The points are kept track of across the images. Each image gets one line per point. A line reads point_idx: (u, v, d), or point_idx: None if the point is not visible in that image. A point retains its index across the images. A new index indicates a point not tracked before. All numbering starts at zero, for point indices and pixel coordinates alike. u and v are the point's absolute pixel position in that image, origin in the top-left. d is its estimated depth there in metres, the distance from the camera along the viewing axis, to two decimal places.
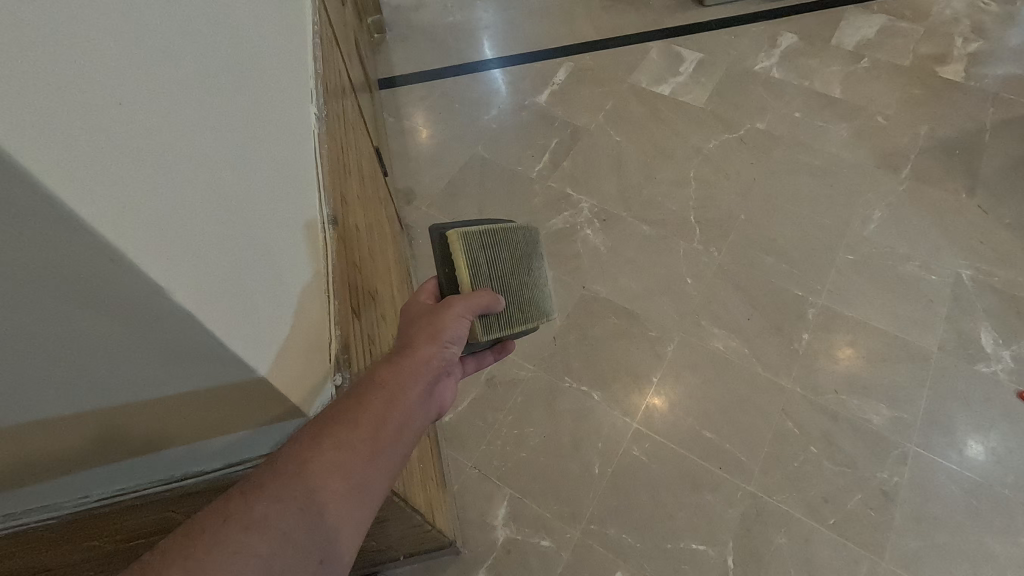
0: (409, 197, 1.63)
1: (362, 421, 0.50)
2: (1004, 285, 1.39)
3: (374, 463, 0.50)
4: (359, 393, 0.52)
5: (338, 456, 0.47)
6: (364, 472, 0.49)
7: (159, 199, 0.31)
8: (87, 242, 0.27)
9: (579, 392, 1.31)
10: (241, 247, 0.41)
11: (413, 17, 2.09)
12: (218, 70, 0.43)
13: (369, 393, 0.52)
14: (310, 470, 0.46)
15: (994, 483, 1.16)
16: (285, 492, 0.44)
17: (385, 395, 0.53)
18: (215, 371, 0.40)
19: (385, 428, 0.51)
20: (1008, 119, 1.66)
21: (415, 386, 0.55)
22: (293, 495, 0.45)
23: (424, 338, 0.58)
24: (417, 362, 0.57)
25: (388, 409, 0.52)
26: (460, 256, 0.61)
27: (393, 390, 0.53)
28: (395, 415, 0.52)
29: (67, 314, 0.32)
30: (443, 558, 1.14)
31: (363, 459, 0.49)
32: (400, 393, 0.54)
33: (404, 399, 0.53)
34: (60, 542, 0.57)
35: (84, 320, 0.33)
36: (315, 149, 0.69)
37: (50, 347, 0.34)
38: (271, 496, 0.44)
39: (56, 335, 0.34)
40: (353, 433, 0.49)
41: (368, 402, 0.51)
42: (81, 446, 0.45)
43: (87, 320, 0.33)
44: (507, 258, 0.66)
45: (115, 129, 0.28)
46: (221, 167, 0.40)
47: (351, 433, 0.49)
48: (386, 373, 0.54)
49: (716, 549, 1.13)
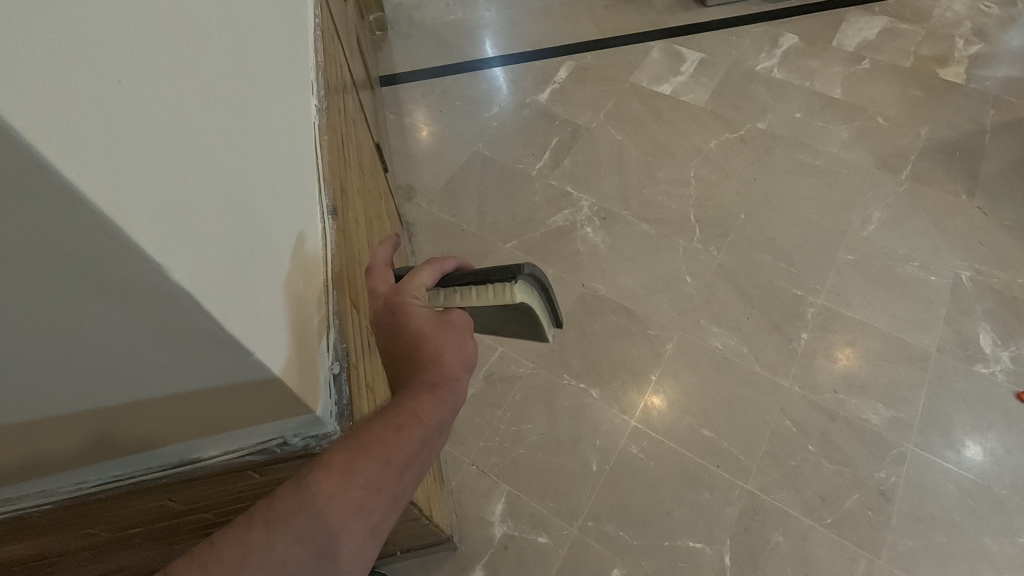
0: (409, 194, 1.63)
1: (392, 459, 0.48)
2: (1003, 287, 1.39)
3: (395, 504, 0.49)
4: (395, 426, 0.48)
5: (363, 498, 0.47)
6: (383, 515, 0.48)
7: (158, 182, 0.31)
8: (83, 214, 0.26)
9: (578, 389, 1.31)
10: (237, 230, 0.40)
11: (415, 15, 2.10)
12: (219, 55, 0.43)
13: (406, 428, 0.49)
14: (333, 510, 0.46)
15: (992, 484, 1.16)
16: (306, 532, 0.45)
17: (421, 433, 0.49)
18: (214, 355, 0.39)
19: (411, 466, 0.49)
20: (1009, 121, 1.66)
21: (448, 420, 0.52)
22: (312, 535, 0.45)
23: (463, 367, 0.53)
24: (455, 395, 0.53)
25: (419, 448, 0.49)
26: (487, 300, 0.56)
27: (430, 426, 0.50)
28: (425, 451, 0.50)
29: (78, 301, 0.33)
30: (440, 554, 1.14)
31: (386, 501, 0.48)
32: (436, 430, 0.50)
33: (438, 438, 0.51)
34: (60, 528, 0.57)
35: (90, 307, 0.33)
36: (315, 141, 0.69)
37: (52, 329, 0.34)
38: (292, 535, 0.45)
39: (65, 322, 0.34)
40: (380, 473, 0.47)
41: (402, 437, 0.48)
42: (82, 435, 0.45)
43: (92, 305, 0.33)
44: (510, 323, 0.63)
45: (113, 102, 0.28)
46: (219, 150, 0.40)
47: (378, 472, 0.47)
48: (425, 403, 0.50)
49: (714, 547, 1.13)
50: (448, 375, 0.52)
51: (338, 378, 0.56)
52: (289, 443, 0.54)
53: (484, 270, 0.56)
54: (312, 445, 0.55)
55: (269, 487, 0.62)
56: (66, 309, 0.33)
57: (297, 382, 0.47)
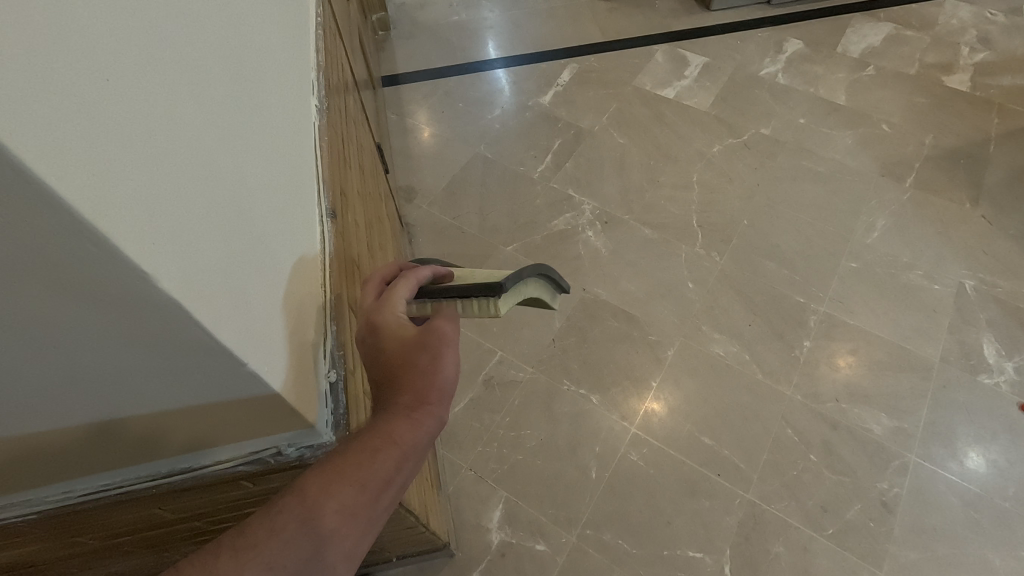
0: (409, 195, 1.62)
1: (367, 484, 0.47)
2: (1007, 297, 1.38)
3: (369, 527, 0.48)
4: (371, 449, 0.47)
5: (337, 522, 0.45)
6: (359, 540, 0.47)
7: (149, 187, 0.30)
8: (67, 223, 0.25)
9: (578, 395, 1.29)
10: (231, 233, 0.39)
11: (418, 15, 2.09)
12: (215, 53, 0.42)
13: (382, 452, 0.48)
14: (304, 535, 0.44)
15: (994, 496, 1.15)
16: (277, 560, 0.43)
17: (398, 456, 0.48)
18: (205, 367, 0.38)
19: (387, 491, 0.48)
20: (1014, 130, 1.65)
21: (426, 443, 0.51)
22: (283, 562, 0.44)
23: (445, 389, 0.52)
24: (435, 418, 0.51)
25: (395, 472, 0.48)
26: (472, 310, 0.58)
27: (407, 449, 0.49)
28: (402, 476, 0.49)
29: (59, 313, 0.31)
30: (436, 560, 1.13)
31: (362, 525, 0.47)
32: (414, 452, 0.49)
33: (416, 461, 0.50)
34: (47, 537, 0.56)
35: (69, 317, 0.32)
36: (315, 143, 0.67)
37: (37, 342, 0.33)
38: (262, 564, 0.43)
39: (43, 335, 0.33)
40: (355, 497, 0.46)
41: (377, 462, 0.47)
42: (71, 448, 0.44)
43: (76, 316, 0.32)
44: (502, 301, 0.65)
45: (101, 107, 0.27)
46: (214, 151, 0.39)
47: (353, 496, 0.46)
48: (402, 427, 0.49)
49: (713, 557, 1.12)
50: (428, 398, 0.51)
51: (335, 387, 0.55)
52: (283, 453, 0.53)
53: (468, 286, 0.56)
54: (307, 455, 0.53)
55: (263, 496, 0.61)
56: (42, 321, 0.32)
57: (293, 394, 0.46)
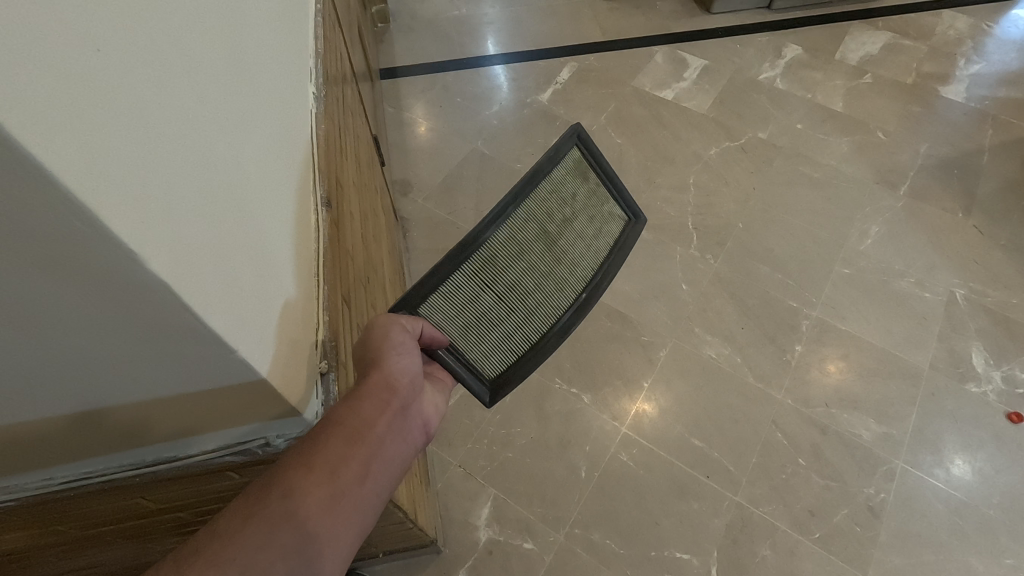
0: (404, 188, 1.61)
1: (315, 464, 0.46)
2: (996, 306, 1.39)
3: (331, 508, 0.47)
4: (314, 435, 0.48)
5: (290, 507, 0.45)
6: (321, 521, 0.46)
7: (144, 168, 0.29)
8: (57, 202, 0.24)
9: (568, 393, 1.29)
10: (223, 216, 0.38)
11: (418, 8, 2.08)
12: (212, 38, 0.41)
13: (326, 432, 0.48)
14: (251, 529, 0.43)
15: (979, 503, 1.16)
16: (223, 557, 0.41)
17: (345, 432, 0.49)
18: (196, 355, 0.37)
19: (345, 468, 0.48)
20: (1007, 142, 1.67)
21: (376, 419, 0.51)
22: (234, 556, 0.42)
23: (383, 370, 0.54)
24: (380, 394, 0.52)
25: (348, 449, 0.48)
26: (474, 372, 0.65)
27: (355, 427, 0.49)
28: (360, 451, 0.49)
29: (20, 300, 0.30)
30: (422, 557, 1.12)
31: (319, 506, 0.46)
32: (364, 427, 0.50)
33: (370, 433, 0.50)
34: (27, 526, 0.55)
35: (40, 300, 0.31)
36: (311, 130, 0.66)
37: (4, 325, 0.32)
38: (205, 563, 0.40)
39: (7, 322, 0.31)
40: (305, 480, 0.46)
41: (322, 444, 0.47)
42: (56, 435, 0.43)
43: (48, 298, 0.31)
44: (511, 326, 0.67)
45: (97, 81, 0.26)
46: (208, 134, 0.38)
47: (302, 481, 0.46)
48: (347, 405, 0.50)
49: (700, 558, 1.12)
50: (370, 374, 0.53)
51: (326, 379, 0.55)
52: (272, 444, 0.52)
53: (474, 383, 0.65)
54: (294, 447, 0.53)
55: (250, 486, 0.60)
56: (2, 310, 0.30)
57: (283, 384, 0.45)
